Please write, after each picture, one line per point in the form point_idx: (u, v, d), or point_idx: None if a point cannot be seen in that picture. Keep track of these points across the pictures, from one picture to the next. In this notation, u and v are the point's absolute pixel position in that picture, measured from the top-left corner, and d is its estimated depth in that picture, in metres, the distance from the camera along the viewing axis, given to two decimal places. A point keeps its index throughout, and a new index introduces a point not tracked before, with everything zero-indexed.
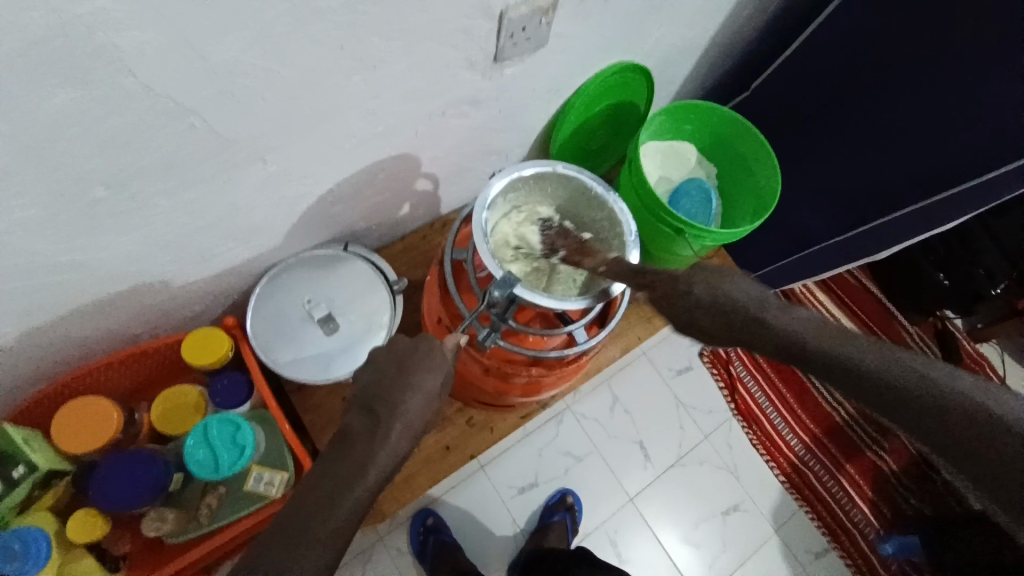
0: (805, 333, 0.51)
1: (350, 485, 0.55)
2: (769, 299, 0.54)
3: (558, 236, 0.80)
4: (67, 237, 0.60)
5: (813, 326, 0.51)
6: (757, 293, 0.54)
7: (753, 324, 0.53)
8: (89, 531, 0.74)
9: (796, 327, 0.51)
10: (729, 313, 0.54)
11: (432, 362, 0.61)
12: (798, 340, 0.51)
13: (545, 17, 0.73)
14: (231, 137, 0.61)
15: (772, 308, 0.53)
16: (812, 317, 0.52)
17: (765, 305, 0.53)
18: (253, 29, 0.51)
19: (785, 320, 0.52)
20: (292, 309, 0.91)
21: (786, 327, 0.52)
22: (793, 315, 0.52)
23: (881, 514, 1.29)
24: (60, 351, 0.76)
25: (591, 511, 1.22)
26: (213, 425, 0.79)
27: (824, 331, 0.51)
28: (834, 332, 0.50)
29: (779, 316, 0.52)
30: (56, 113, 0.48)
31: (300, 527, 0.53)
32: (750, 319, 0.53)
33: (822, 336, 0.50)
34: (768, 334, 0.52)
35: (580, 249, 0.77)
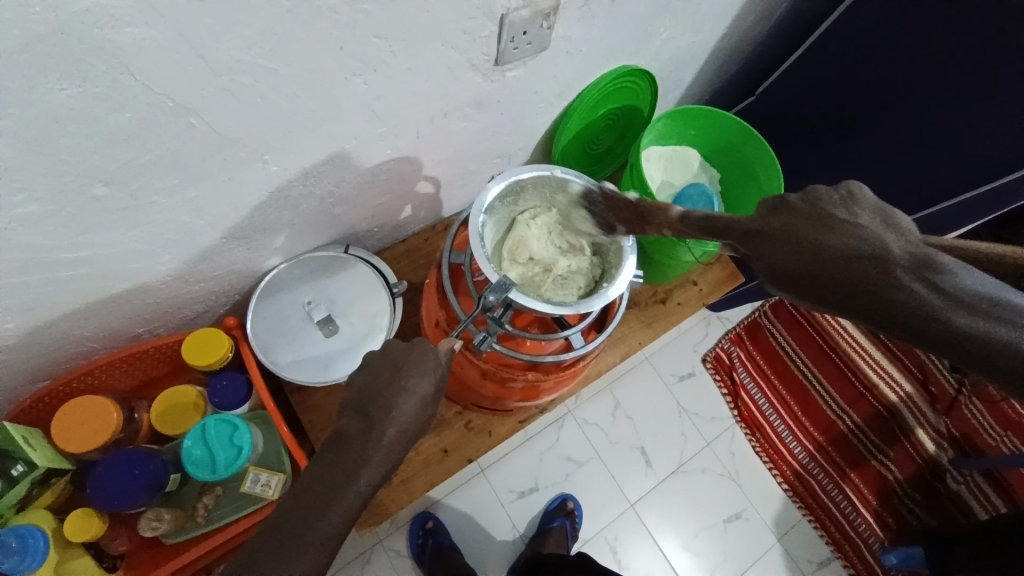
0: (948, 306, 0.42)
1: (341, 488, 0.55)
2: (900, 253, 0.44)
3: (608, 210, 0.75)
4: (68, 233, 0.61)
5: (960, 295, 0.42)
6: (885, 248, 0.45)
7: (871, 285, 0.44)
8: (85, 530, 0.74)
9: (934, 297, 0.43)
10: (843, 271, 0.45)
11: (426, 366, 0.61)
12: (937, 313, 0.42)
13: (547, 20, 0.73)
14: (232, 136, 0.62)
15: (905, 269, 0.44)
16: (960, 275, 0.43)
17: (897, 266, 0.44)
18: (252, 28, 0.52)
19: (921, 286, 0.43)
20: (291, 311, 0.92)
21: (921, 294, 0.43)
22: (933, 280, 0.43)
23: (885, 524, 1.28)
24: (62, 349, 0.77)
25: (592, 516, 1.21)
26: (211, 425, 0.80)
27: (974, 302, 0.42)
28: (990, 303, 0.42)
29: (913, 281, 0.43)
30: (56, 110, 0.49)
31: (291, 530, 0.54)
32: (868, 280, 0.44)
33: (971, 308, 0.42)
34: (890, 297, 0.44)
35: (636, 218, 0.72)
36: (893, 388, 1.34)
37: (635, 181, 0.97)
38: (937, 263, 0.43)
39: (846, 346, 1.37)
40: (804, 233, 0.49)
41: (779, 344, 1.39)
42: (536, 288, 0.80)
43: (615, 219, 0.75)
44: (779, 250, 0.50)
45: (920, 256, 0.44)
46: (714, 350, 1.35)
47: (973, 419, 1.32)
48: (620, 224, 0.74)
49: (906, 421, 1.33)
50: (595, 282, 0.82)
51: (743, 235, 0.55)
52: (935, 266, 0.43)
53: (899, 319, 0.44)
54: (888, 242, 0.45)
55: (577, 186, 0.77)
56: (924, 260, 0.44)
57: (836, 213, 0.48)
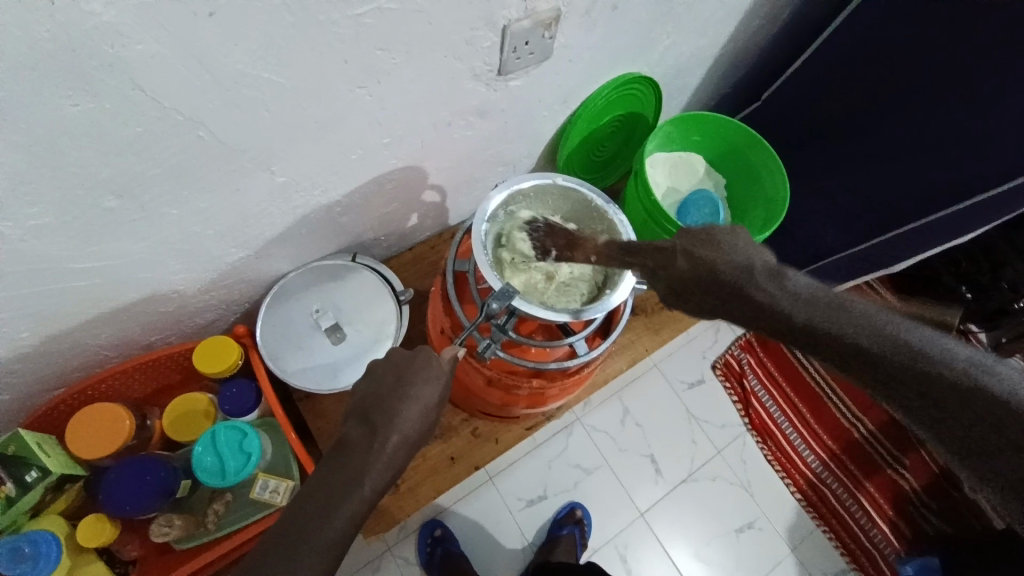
0: (797, 306, 0.46)
1: (345, 494, 0.55)
2: (756, 263, 0.49)
3: (547, 236, 0.77)
4: (80, 243, 0.62)
5: (805, 295, 0.47)
6: (744, 260, 0.49)
7: (733, 290, 0.48)
8: (97, 535, 0.76)
9: (785, 298, 0.47)
10: (712, 278, 0.49)
11: (430, 373, 0.62)
12: (787, 312, 0.46)
13: (548, 29, 0.74)
14: (239, 147, 0.63)
15: (761, 276, 0.48)
16: (805, 282, 0.48)
17: (755, 273, 0.48)
18: (257, 41, 0.53)
19: (774, 290, 0.47)
20: (300, 319, 0.93)
21: (775, 298, 0.47)
22: (784, 285, 0.48)
23: (901, 534, 1.25)
24: (77, 357, 0.79)
25: (600, 525, 1.20)
26: (221, 431, 0.81)
27: (817, 303, 0.46)
28: (830, 304, 0.46)
29: (766, 284, 0.48)
30: (67, 124, 0.50)
31: (296, 537, 0.54)
32: (731, 285, 0.48)
33: (816, 308, 0.46)
34: (750, 299, 0.48)
35: (569, 244, 0.75)
36: None
37: (639, 188, 0.97)
38: (783, 272, 0.48)
39: None
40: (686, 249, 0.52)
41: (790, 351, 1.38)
42: (545, 299, 0.79)
43: (550, 243, 0.76)
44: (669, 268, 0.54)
45: (773, 268, 0.49)
46: (723, 357, 1.35)
47: None
48: (553, 249, 0.76)
49: None
50: (600, 273, 0.81)
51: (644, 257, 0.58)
52: (785, 274, 0.48)
53: (762, 320, 0.48)
54: (747, 256, 0.50)
55: (527, 217, 0.80)
56: (776, 270, 0.48)
57: (718, 233, 0.52)
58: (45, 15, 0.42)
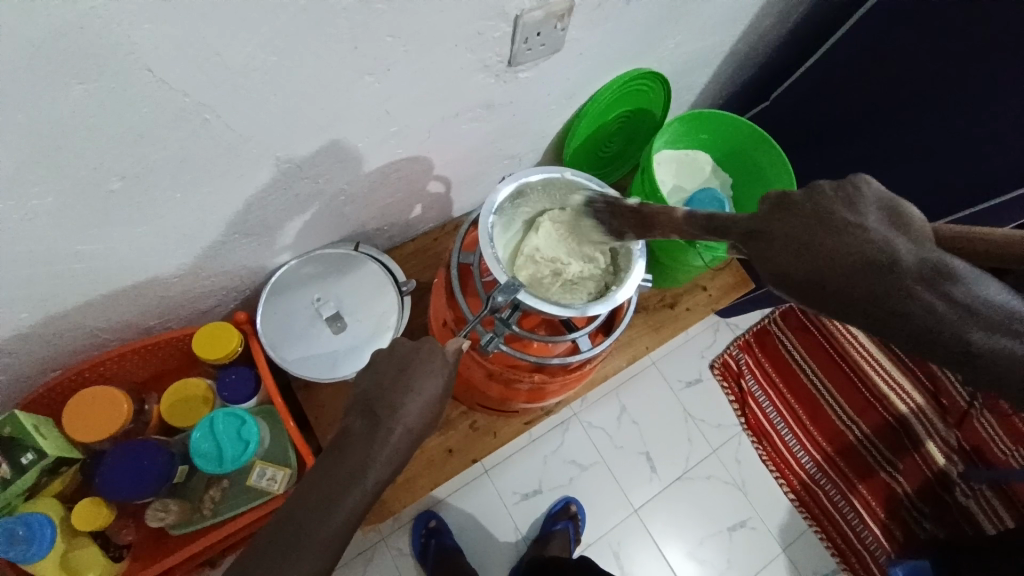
0: (958, 317, 0.41)
1: (348, 485, 0.55)
2: (910, 258, 0.42)
3: (613, 219, 0.73)
4: (82, 226, 0.61)
5: (969, 302, 0.40)
6: (896, 256, 0.42)
7: (882, 292, 0.41)
8: (93, 518, 0.76)
9: (948, 308, 0.41)
10: (855, 278, 0.42)
11: (432, 366, 0.61)
12: (947, 325, 0.40)
13: (560, 22, 0.73)
14: (246, 133, 0.62)
15: (918, 278, 0.41)
16: (972, 282, 0.41)
17: (913, 276, 0.41)
18: (270, 26, 0.52)
19: (934, 296, 0.41)
20: (301, 307, 0.93)
21: (937, 305, 0.41)
22: (946, 290, 0.41)
23: (893, 537, 1.26)
24: (75, 339, 0.78)
25: (595, 521, 1.20)
26: (219, 418, 0.80)
27: (983, 312, 0.40)
28: (999, 314, 0.40)
29: (924, 291, 0.41)
30: (71, 104, 0.49)
31: (298, 529, 0.54)
32: (880, 287, 0.41)
33: (982, 319, 0.40)
34: (902, 306, 0.41)
35: (637, 225, 0.70)
36: (904, 400, 1.33)
37: (645, 185, 0.96)
38: (948, 271, 0.41)
39: (856, 355, 1.36)
40: (816, 234, 0.44)
41: (789, 352, 1.38)
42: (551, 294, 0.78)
43: (622, 225, 0.72)
44: (791, 254, 0.45)
45: (932, 263, 0.41)
46: (722, 356, 1.35)
47: (984, 432, 1.29)
48: (626, 231, 0.72)
49: (916, 433, 1.31)
50: (609, 272, 0.79)
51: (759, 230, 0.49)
52: (949, 273, 0.41)
53: (910, 331, 0.41)
54: (900, 249, 0.42)
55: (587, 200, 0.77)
56: (938, 268, 0.41)
57: (862, 217, 0.44)
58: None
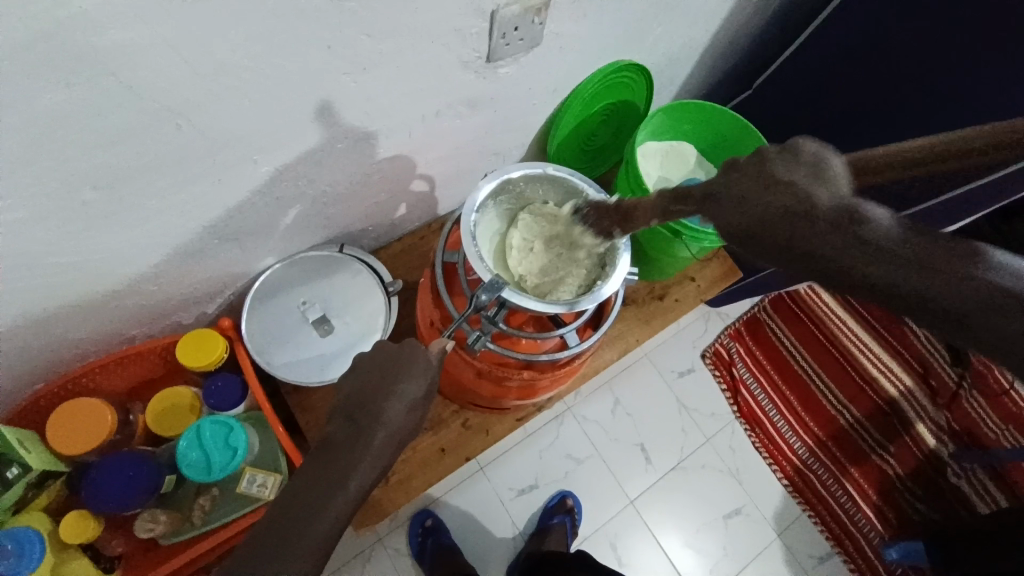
0: (872, 258, 0.39)
1: (333, 491, 0.55)
2: (826, 204, 0.41)
3: (600, 219, 0.73)
4: (59, 236, 0.60)
5: (884, 244, 0.39)
6: (812, 200, 0.41)
7: (799, 232, 0.41)
8: (81, 531, 0.74)
9: (858, 250, 0.39)
10: (771, 220, 0.42)
11: (415, 367, 0.60)
12: (860, 266, 0.39)
13: (538, 16, 0.72)
14: (221, 138, 0.61)
15: (831, 222, 0.40)
16: (887, 225, 0.39)
17: (824, 218, 0.40)
18: (240, 28, 0.51)
19: (846, 239, 0.39)
20: (287, 312, 0.92)
21: (847, 248, 0.39)
22: (861, 233, 0.39)
23: (886, 519, 1.27)
24: (56, 352, 0.77)
25: (591, 514, 1.21)
26: (206, 426, 0.80)
27: (900, 250, 0.38)
28: (913, 248, 0.38)
29: (835, 234, 0.40)
30: (41, 115, 0.48)
31: (283, 537, 0.53)
32: (797, 228, 0.41)
33: (899, 257, 0.38)
34: (818, 248, 0.40)
35: (625, 217, 0.69)
36: (893, 383, 1.35)
37: (631, 177, 0.96)
38: (860, 214, 0.40)
39: (845, 341, 1.38)
40: (741, 191, 0.45)
41: (778, 339, 1.39)
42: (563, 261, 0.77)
43: (608, 224, 0.72)
44: (725, 210, 0.47)
45: (846, 207, 0.40)
46: (713, 346, 1.35)
47: (974, 413, 1.32)
48: (614, 228, 0.71)
49: (907, 415, 1.33)
50: (596, 266, 0.77)
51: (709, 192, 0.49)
52: (864, 217, 0.39)
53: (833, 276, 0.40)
54: (816, 195, 0.41)
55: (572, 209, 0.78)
56: (850, 210, 0.40)
57: (781, 169, 0.43)
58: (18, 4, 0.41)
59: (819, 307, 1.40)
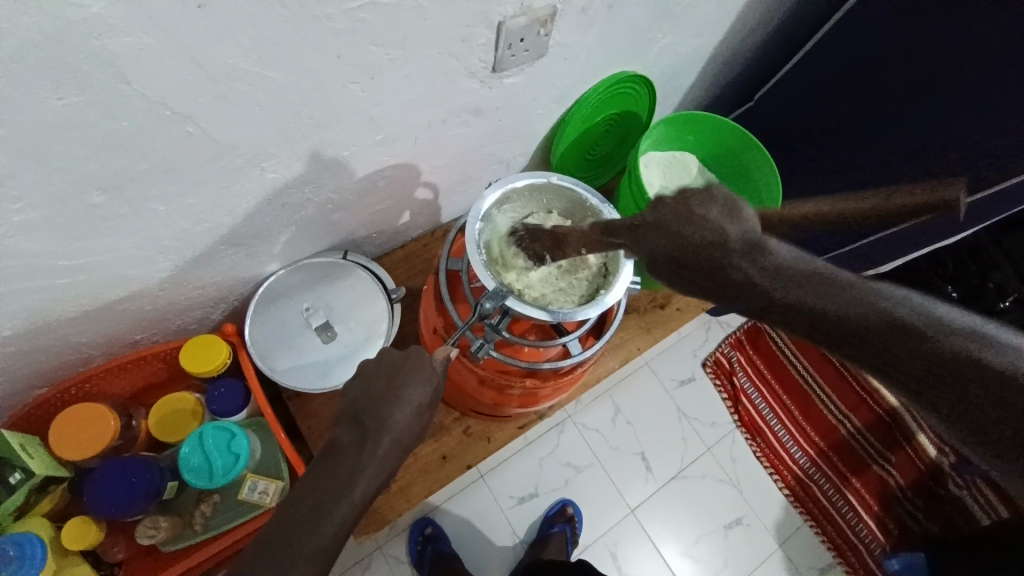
0: (781, 284, 0.43)
1: (338, 497, 0.55)
2: (734, 236, 0.46)
3: (533, 242, 0.74)
4: (66, 240, 0.61)
5: (788, 271, 0.43)
6: (724, 234, 0.46)
7: (712, 263, 0.45)
8: (83, 537, 0.74)
9: (767, 276, 0.44)
10: (689, 252, 0.47)
11: (420, 374, 0.60)
12: (770, 292, 0.43)
13: (544, 27, 0.73)
14: (229, 143, 0.62)
15: (739, 253, 0.45)
16: (789, 255, 0.45)
17: (734, 248, 0.45)
18: (250, 35, 0.52)
19: (753, 268, 0.44)
20: (291, 318, 0.92)
21: (756, 277, 0.44)
22: (765, 263, 0.44)
23: (887, 530, 1.27)
24: (61, 355, 0.77)
25: (591, 522, 1.21)
26: (208, 433, 0.79)
27: (801, 277, 0.43)
28: (811, 275, 0.43)
29: (745, 263, 0.45)
30: (51, 119, 0.49)
31: (283, 542, 0.53)
32: (711, 258, 0.45)
33: (802, 283, 0.43)
34: (733, 278, 0.44)
35: (556, 244, 0.72)
36: (895, 393, 1.34)
37: (634, 187, 0.97)
38: (765, 248, 0.45)
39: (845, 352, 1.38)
40: (667, 223, 0.49)
41: (780, 349, 1.39)
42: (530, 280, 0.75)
43: (539, 248, 0.74)
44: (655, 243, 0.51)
45: (753, 242, 0.46)
46: (714, 355, 1.35)
47: None
48: (545, 254, 0.74)
49: (909, 426, 1.32)
50: (599, 276, 0.78)
51: (642, 225, 0.54)
52: (767, 249, 0.45)
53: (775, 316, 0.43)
54: (726, 230, 0.46)
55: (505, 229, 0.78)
56: (755, 244, 0.45)
57: (699, 205, 0.49)
58: (27, 8, 0.41)
59: None
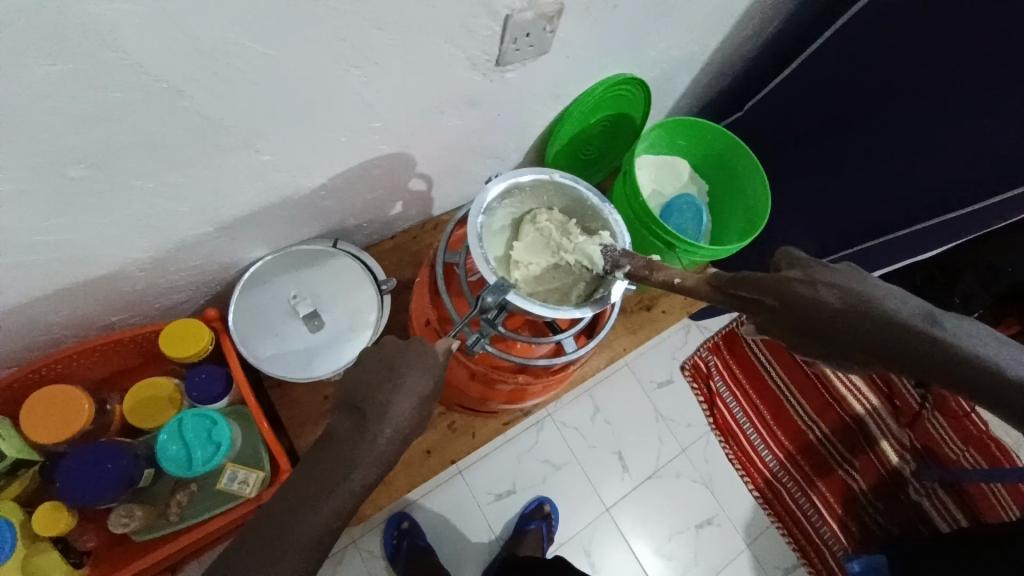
0: (984, 355, 0.43)
1: (334, 486, 0.53)
2: (908, 305, 0.47)
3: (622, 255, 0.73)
4: (45, 214, 0.58)
5: (979, 341, 0.44)
6: (898, 306, 0.47)
7: (907, 334, 0.45)
8: (55, 523, 0.71)
9: (965, 346, 0.44)
10: (874, 321, 0.47)
11: (423, 363, 0.60)
12: (976, 361, 0.43)
13: (550, 23, 0.73)
14: (222, 121, 0.60)
15: (927, 322, 0.46)
16: (971, 329, 0.45)
17: (923, 318, 0.46)
18: (251, 11, 0.50)
19: (950, 337, 0.44)
20: (276, 305, 0.89)
21: (954, 347, 0.44)
22: (956, 330, 0.45)
23: (849, 532, 1.31)
24: (29, 336, 0.73)
25: (567, 520, 1.21)
26: (188, 419, 0.77)
27: (994, 348, 0.44)
28: (1000, 348, 0.44)
29: (940, 331, 0.45)
30: (37, 87, 0.46)
31: (273, 528, 0.52)
32: (904, 329, 0.45)
33: (999, 355, 0.43)
34: (933, 348, 0.44)
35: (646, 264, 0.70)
36: (859, 401, 1.39)
37: (627, 188, 0.98)
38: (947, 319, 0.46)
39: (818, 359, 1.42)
40: (833, 292, 0.50)
41: (754, 354, 1.42)
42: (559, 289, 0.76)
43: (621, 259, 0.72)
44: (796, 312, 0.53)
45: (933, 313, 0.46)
46: (692, 358, 1.37)
47: (934, 432, 1.38)
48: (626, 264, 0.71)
49: (872, 433, 1.37)
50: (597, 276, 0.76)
51: (768, 297, 0.54)
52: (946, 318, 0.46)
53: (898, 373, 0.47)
54: (899, 302, 0.47)
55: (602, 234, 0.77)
56: (933, 316, 0.46)
57: (854, 278, 0.51)
58: None
59: None
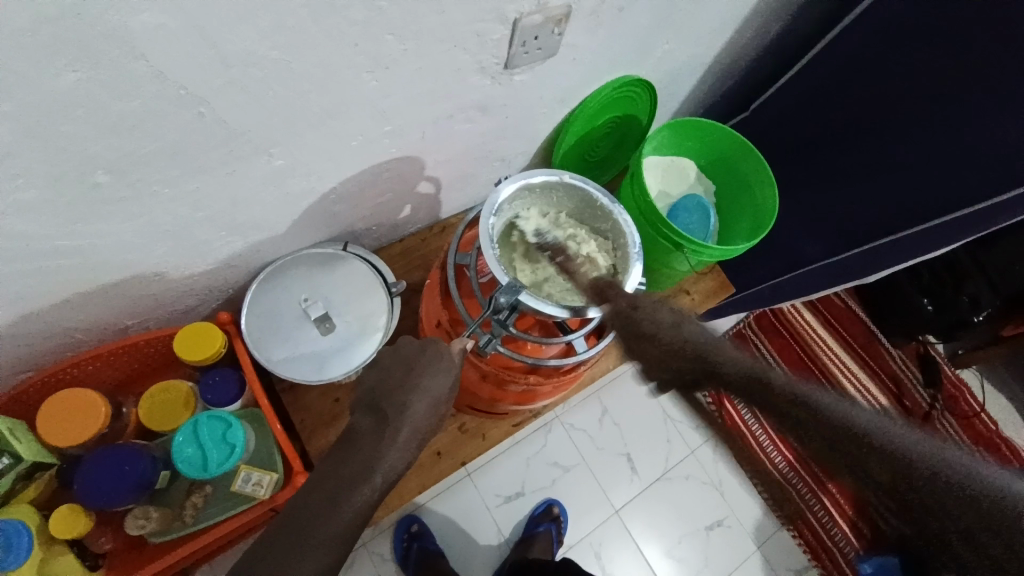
0: (694, 354, 0.41)
1: (357, 483, 0.54)
2: (661, 319, 0.47)
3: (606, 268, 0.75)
4: (66, 221, 0.59)
5: (694, 345, 0.42)
6: (649, 318, 0.48)
7: (634, 341, 0.47)
8: (71, 526, 0.72)
9: (671, 348, 0.43)
10: (625, 331, 0.49)
11: (441, 365, 0.62)
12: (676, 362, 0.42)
13: (557, 26, 0.73)
14: (240, 129, 0.61)
15: (656, 330, 0.46)
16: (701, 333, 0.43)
17: (662, 327, 0.46)
18: (269, 19, 0.51)
19: (663, 341, 0.44)
20: (288, 308, 0.90)
21: (664, 352, 0.43)
22: (677, 334, 0.43)
23: (863, 535, 1.29)
24: (48, 341, 0.74)
25: (576, 522, 1.21)
26: (203, 421, 0.78)
27: (704, 347, 0.41)
28: (713, 347, 0.41)
29: (659, 338, 0.44)
30: (64, 95, 0.47)
31: (304, 524, 0.52)
32: (634, 338, 0.47)
33: (712, 355, 0.40)
34: (648, 351, 0.44)
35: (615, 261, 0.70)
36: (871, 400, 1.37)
37: (635, 189, 0.98)
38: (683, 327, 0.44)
39: (828, 359, 1.39)
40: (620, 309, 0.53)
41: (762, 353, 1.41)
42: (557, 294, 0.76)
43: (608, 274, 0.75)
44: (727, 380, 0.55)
45: (674, 322, 0.46)
46: None
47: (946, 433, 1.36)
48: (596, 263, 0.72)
49: None
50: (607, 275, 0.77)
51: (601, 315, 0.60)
52: (686, 325, 0.45)
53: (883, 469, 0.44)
54: (654, 315, 0.48)
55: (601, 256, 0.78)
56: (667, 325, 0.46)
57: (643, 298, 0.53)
58: None
59: (791, 316, 1.41)
